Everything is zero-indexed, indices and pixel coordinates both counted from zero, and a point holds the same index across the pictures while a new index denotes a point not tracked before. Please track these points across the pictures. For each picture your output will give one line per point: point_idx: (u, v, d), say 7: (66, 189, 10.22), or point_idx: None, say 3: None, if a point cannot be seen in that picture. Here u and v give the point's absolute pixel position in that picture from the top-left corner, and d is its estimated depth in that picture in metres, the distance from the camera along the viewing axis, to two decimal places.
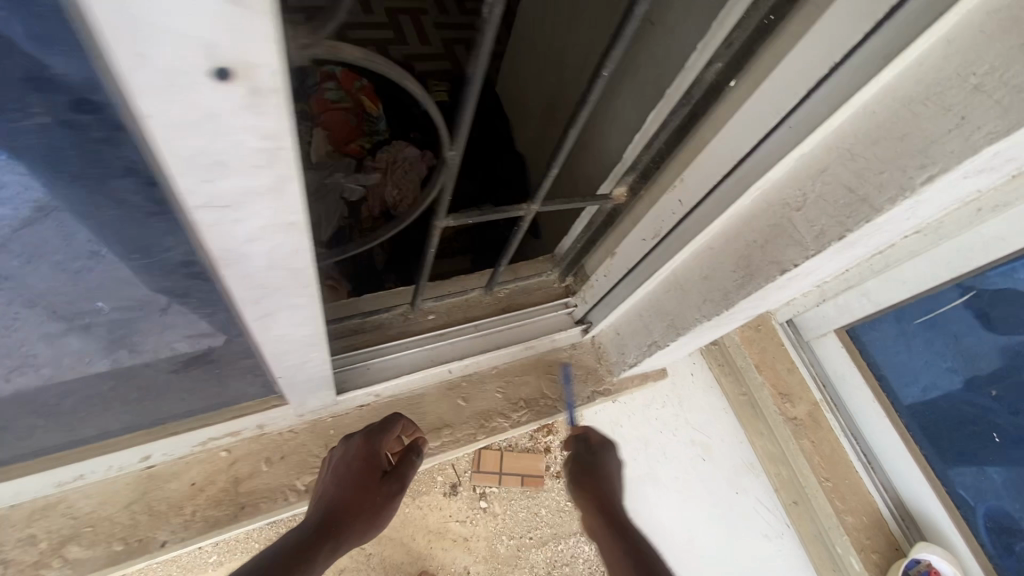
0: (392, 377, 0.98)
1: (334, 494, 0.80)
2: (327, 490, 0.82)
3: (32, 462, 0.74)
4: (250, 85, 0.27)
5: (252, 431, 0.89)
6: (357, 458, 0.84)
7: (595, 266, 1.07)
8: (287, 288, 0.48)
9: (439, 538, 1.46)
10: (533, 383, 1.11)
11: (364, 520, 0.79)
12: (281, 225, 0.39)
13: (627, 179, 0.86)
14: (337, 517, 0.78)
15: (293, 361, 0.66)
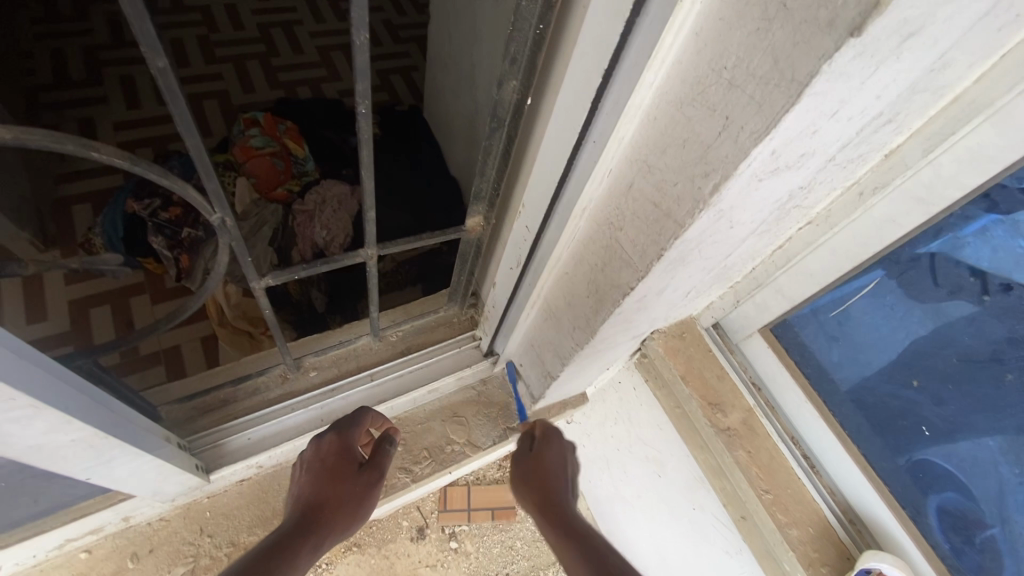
0: (273, 445, 0.91)
1: (313, 489, 0.77)
2: (303, 490, 0.77)
3: None
4: None
5: (116, 526, 0.82)
6: (332, 455, 0.81)
7: (488, 296, 1.00)
8: None
9: None
10: (438, 429, 1.05)
11: (350, 510, 0.76)
12: None
13: (479, 209, 0.80)
14: (322, 511, 0.74)
15: (90, 462, 0.60)
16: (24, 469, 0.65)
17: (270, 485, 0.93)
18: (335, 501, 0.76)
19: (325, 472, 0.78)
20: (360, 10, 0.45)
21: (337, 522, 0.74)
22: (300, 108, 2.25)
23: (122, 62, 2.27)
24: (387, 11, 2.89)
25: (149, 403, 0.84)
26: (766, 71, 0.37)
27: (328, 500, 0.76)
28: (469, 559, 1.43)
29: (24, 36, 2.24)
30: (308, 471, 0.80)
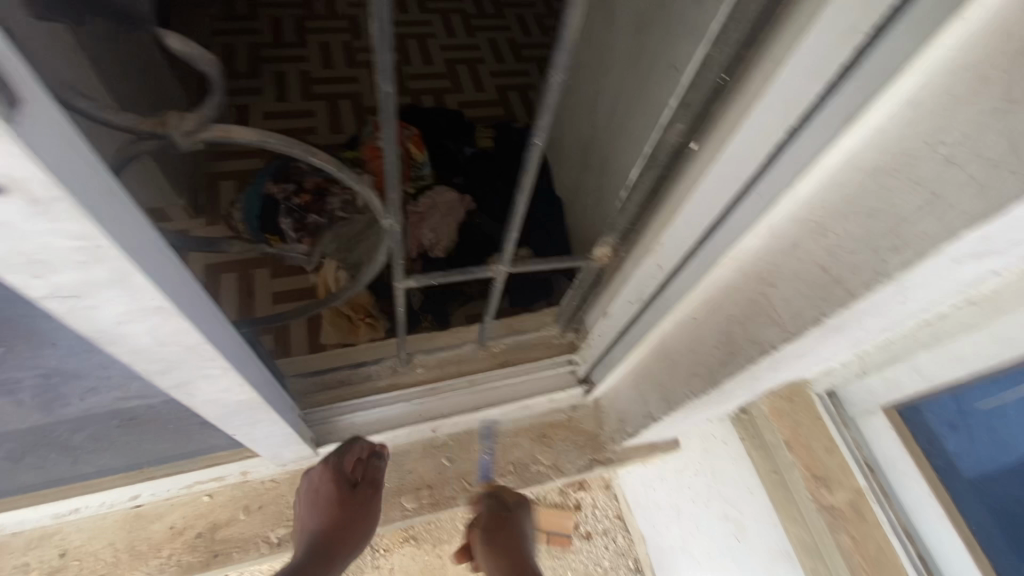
0: (378, 430, 0.97)
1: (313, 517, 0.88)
2: (306, 519, 0.88)
3: (37, 493, 0.81)
4: (36, 198, 0.28)
5: (236, 478, 0.91)
6: (321, 484, 0.88)
7: (593, 324, 1.00)
8: (183, 361, 0.48)
9: None
10: (526, 446, 1.05)
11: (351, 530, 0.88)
12: (145, 309, 0.39)
13: (609, 240, 0.80)
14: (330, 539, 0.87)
15: (243, 420, 0.67)
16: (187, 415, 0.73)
17: None
18: (334, 529, 0.87)
19: (321, 502, 0.87)
20: (560, 54, 0.48)
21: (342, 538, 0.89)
22: (425, 115, 2.40)
23: (279, 60, 2.55)
24: (513, 30, 3.00)
25: (281, 372, 0.93)
26: (996, 154, 0.36)
27: (331, 525, 0.87)
28: None
29: (205, 32, 2.58)
30: (307, 498, 0.89)
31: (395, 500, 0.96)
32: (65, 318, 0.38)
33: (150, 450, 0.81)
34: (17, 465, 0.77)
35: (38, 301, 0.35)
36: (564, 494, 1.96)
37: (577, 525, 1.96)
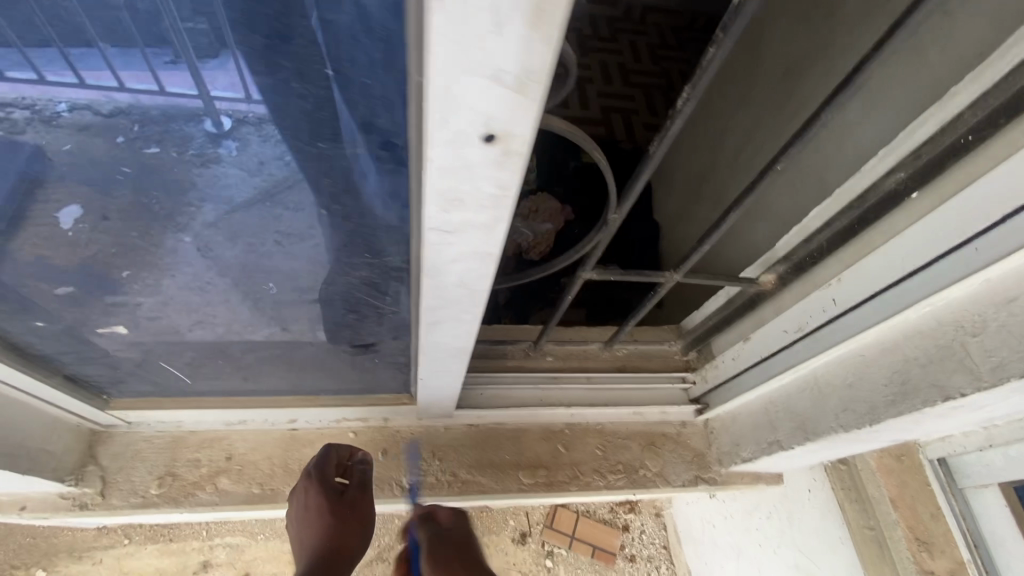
0: (506, 406, 1.04)
1: (317, 535, 0.83)
2: (308, 538, 0.83)
3: (220, 399, 0.90)
4: (507, 146, 0.35)
5: (377, 422, 1.01)
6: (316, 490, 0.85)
7: (723, 347, 1.05)
8: (459, 302, 0.57)
9: None
10: (635, 451, 1.09)
11: (356, 538, 0.83)
12: (479, 252, 0.47)
13: (778, 268, 0.88)
14: (340, 550, 0.82)
15: (439, 366, 0.75)
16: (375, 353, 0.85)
17: (491, 438, 1.05)
18: (341, 538, 0.82)
19: (316, 512, 0.83)
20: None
21: (351, 549, 0.83)
22: None
23: None
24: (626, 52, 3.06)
25: None
26: None
27: (331, 535, 0.82)
28: None
29: None
30: (301, 518, 0.85)
31: (514, 474, 1.02)
32: (423, 246, 0.46)
33: (324, 381, 0.92)
34: (201, 370, 0.86)
35: (422, 229, 0.44)
36: (614, 511, 1.99)
37: (623, 545, 1.97)
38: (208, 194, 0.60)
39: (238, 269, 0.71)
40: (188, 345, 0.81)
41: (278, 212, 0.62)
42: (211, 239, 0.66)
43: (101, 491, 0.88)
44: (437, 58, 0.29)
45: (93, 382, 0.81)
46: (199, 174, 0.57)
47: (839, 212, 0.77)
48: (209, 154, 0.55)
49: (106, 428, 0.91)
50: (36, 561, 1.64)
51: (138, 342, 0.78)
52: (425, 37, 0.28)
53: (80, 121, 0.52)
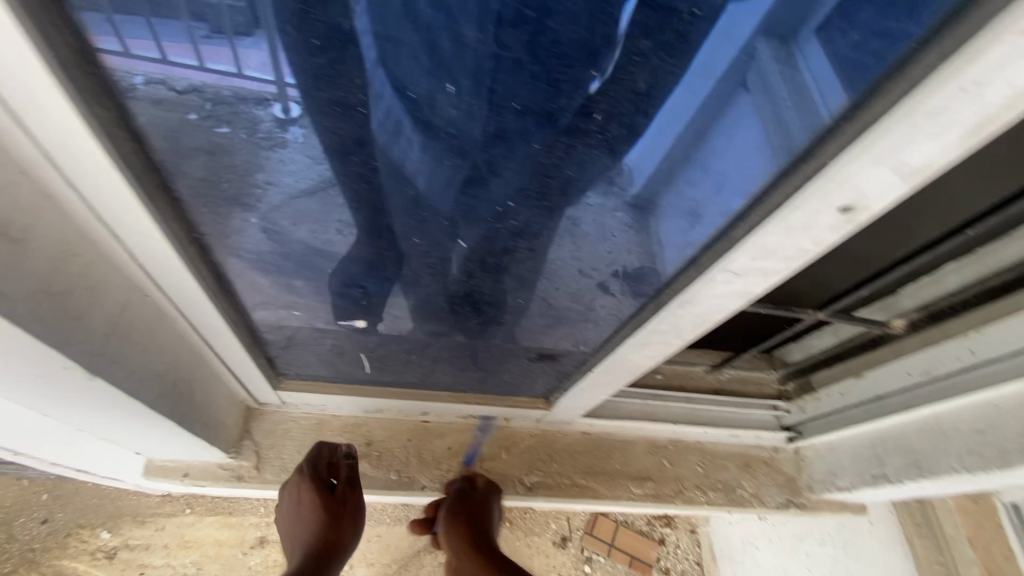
0: (618, 419, 1.08)
1: (313, 531, 0.83)
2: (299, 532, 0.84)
3: (377, 389, 0.91)
4: (853, 216, 0.41)
5: (499, 421, 1.06)
6: (306, 486, 0.86)
7: (828, 382, 1.11)
8: (682, 330, 0.62)
9: None
10: (733, 471, 1.14)
11: (349, 531, 0.85)
12: (744, 293, 0.53)
13: (908, 314, 0.95)
14: (333, 547, 0.82)
15: (606, 383, 0.80)
16: (545, 363, 0.83)
17: (602, 446, 1.10)
18: (335, 532, 0.83)
19: (309, 506, 0.84)
20: None
21: (344, 543, 0.84)
22: None
23: None
24: None
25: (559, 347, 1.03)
26: None
27: (325, 528, 0.83)
28: None
29: None
30: (293, 512, 0.86)
31: (624, 482, 1.08)
32: (643, 253, 0.56)
33: (473, 384, 0.92)
34: (347, 359, 0.82)
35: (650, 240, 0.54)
36: (652, 523, 1.78)
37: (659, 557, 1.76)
38: (262, 183, 0.46)
39: (301, 254, 0.58)
40: (327, 333, 0.75)
41: (354, 211, 0.53)
42: (280, 220, 0.51)
43: (256, 466, 0.93)
44: (733, 108, 0.39)
45: (278, 366, 0.84)
46: (260, 168, 0.45)
47: (986, 271, 0.84)
48: (292, 146, 0.43)
49: (259, 406, 0.96)
50: (101, 522, 1.42)
51: (280, 327, 0.71)
52: (739, 96, 0.38)
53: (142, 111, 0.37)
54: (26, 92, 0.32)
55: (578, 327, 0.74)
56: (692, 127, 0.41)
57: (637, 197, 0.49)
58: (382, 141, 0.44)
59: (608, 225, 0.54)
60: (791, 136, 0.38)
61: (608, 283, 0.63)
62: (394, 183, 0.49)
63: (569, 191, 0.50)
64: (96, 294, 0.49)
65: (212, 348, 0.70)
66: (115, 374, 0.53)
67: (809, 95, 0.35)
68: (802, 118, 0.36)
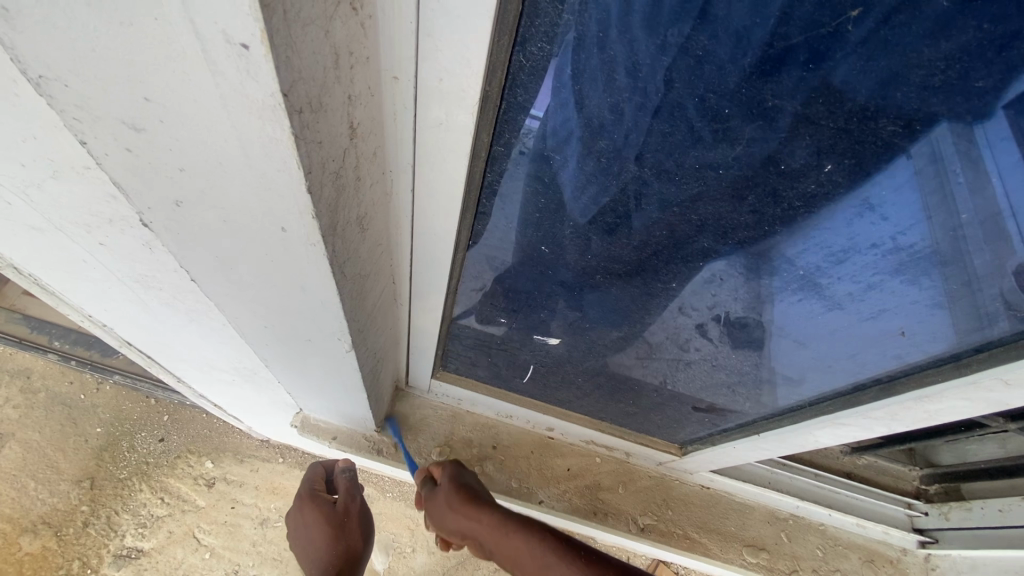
0: (742, 479, 1.05)
1: (322, 552, 0.86)
2: (311, 551, 0.87)
3: (523, 398, 0.94)
4: None
5: (620, 454, 1.06)
6: (312, 511, 0.88)
7: (984, 494, 1.01)
8: (897, 422, 0.59)
9: None
10: (854, 563, 1.07)
11: (360, 540, 0.88)
12: (1000, 403, 0.50)
13: None
14: (348, 556, 0.87)
15: (768, 449, 0.78)
16: (705, 414, 0.82)
17: (718, 503, 1.07)
18: (345, 545, 0.87)
19: (315, 528, 0.87)
20: None
21: (356, 552, 0.88)
22: None
23: None
24: None
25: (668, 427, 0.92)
26: None
27: (337, 545, 0.86)
28: None
29: None
30: (302, 532, 0.89)
31: (737, 546, 1.04)
32: (751, 300, 0.56)
33: (618, 416, 0.92)
34: (509, 368, 0.85)
35: (848, 316, 0.52)
36: None
37: None
38: (495, 180, 0.45)
39: (438, 262, 0.54)
40: (496, 339, 0.76)
41: (523, 228, 0.51)
42: (438, 225, 0.49)
43: (394, 444, 0.99)
44: (886, 176, 0.37)
45: (444, 360, 0.88)
46: (518, 182, 0.45)
47: None
48: (559, 161, 0.42)
49: (406, 388, 1.02)
50: (207, 452, 1.47)
51: (467, 325, 0.73)
52: (897, 171, 0.37)
53: (504, 130, 0.39)
54: (445, 111, 0.36)
55: (728, 381, 0.73)
56: (841, 202, 0.40)
57: (751, 251, 0.48)
58: (557, 156, 0.42)
59: (724, 283, 0.54)
60: (958, 215, 0.39)
61: (707, 325, 0.63)
62: (655, 240, 0.48)
63: (755, 238, 0.46)
64: (379, 279, 0.53)
65: (410, 333, 0.75)
66: (361, 348, 0.58)
67: (986, 175, 0.36)
68: (970, 185, 0.37)
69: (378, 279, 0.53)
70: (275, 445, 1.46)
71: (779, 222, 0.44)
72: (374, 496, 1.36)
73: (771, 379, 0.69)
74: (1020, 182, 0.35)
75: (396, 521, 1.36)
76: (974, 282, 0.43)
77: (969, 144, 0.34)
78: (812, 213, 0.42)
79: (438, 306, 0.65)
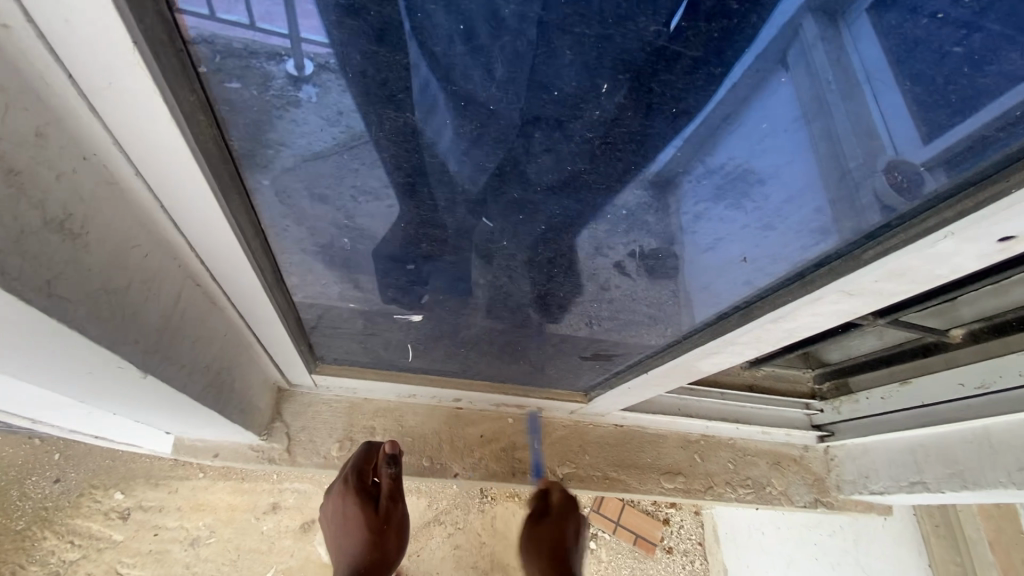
0: (650, 412, 1.06)
1: (357, 539, 0.89)
2: (347, 536, 0.90)
3: (415, 375, 0.88)
4: (1011, 246, 0.37)
5: (532, 411, 1.04)
6: (352, 509, 0.88)
7: (867, 385, 1.07)
8: (763, 342, 0.58)
9: None
10: (763, 467, 1.14)
11: (393, 539, 0.90)
12: (848, 313, 0.49)
13: (971, 326, 0.90)
14: (379, 555, 0.89)
15: (659, 384, 0.77)
16: (596, 362, 0.80)
17: (633, 438, 1.08)
18: (379, 545, 0.89)
19: (356, 521, 0.88)
20: None
21: (388, 549, 0.90)
22: None
23: None
24: None
25: (572, 378, 0.89)
26: None
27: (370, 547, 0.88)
28: (598, 564, 1.61)
29: None
30: (339, 518, 0.90)
31: (654, 476, 1.07)
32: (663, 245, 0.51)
33: (516, 375, 0.89)
34: (390, 348, 0.79)
35: (692, 248, 0.51)
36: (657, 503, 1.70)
37: (662, 537, 1.67)
38: (268, 145, 0.38)
39: (221, 252, 0.46)
40: (358, 321, 0.69)
41: (366, 200, 0.45)
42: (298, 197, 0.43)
43: (287, 448, 0.91)
44: (764, 92, 0.34)
45: (317, 352, 0.80)
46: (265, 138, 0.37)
47: None
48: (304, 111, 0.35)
49: (289, 387, 0.93)
50: (114, 483, 1.39)
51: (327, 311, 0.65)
52: (774, 78, 0.33)
53: (215, 86, 0.33)
54: (106, 69, 0.28)
55: (610, 326, 0.70)
56: (716, 117, 0.36)
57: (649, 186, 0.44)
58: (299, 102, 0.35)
59: (613, 228, 0.49)
60: (835, 128, 0.35)
61: (623, 263, 0.55)
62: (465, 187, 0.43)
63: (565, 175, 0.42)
64: (154, 290, 0.44)
65: (257, 334, 0.66)
66: (168, 373, 0.49)
67: (857, 85, 0.32)
68: (845, 105, 0.33)
69: (156, 287, 0.45)
70: None
71: (581, 160, 0.40)
72: None
73: (642, 320, 0.67)
74: (891, 97, 0.32)
75: None
76: (824, 205, 0.40)
77: (824, 45, 0.32)
78: (644, 143, 0.39)
79: (262, 303, 0.56)
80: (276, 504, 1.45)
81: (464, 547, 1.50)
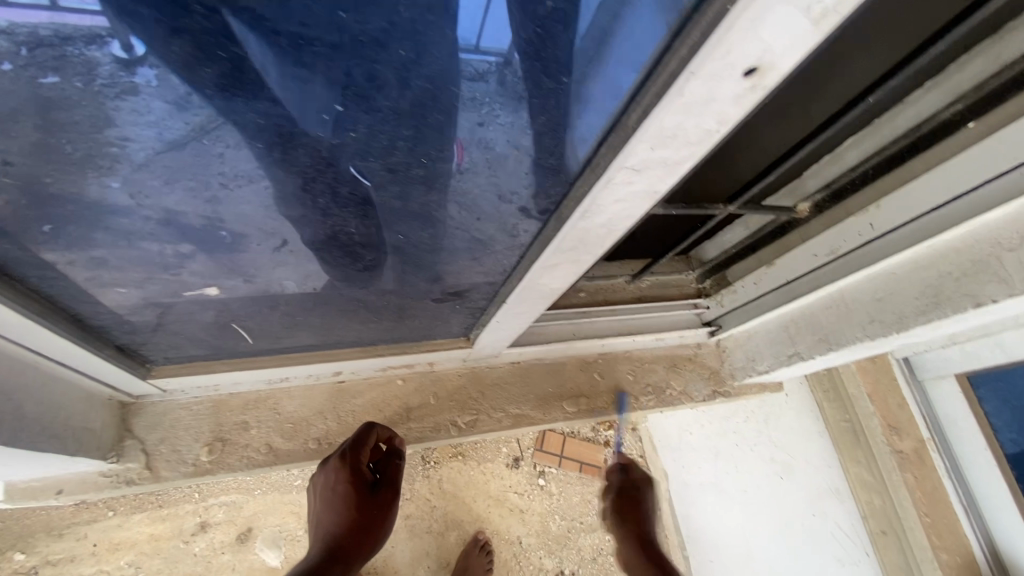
0: (538, 342, 1.04)
1: (338, 517, 0.85)
2: (328, 514, 0.85)
3: (269, 357, 0.80)
4: (758, 79, 0.35)
5: (423, 366, 0.99)
6: (342, 487, 0.84)
7: (742, 274, 1.11)
8: (589, 242, 0.56)
9: (498, 503, 1.47)
10: (661, 372, 1.17)
11: (375, 521, 0.87)
12: (647, 192, 0.47)
13: (813, 198, 0.94)
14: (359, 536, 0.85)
15: (522, 310, 0.74)
16: (454, 301, 0.76)
17: (531, 371, 1.07)
18: (361, 525, 0.85)
19: (342, 498, 0.84)
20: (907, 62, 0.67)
21: (368, 531, 0.86)
22: None
23: None
24: None
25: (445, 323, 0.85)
26: None
27: (352, 529, 0.84)
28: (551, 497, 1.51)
29: None
30: (324, 495, 0.86)
31: (557, 403, 1.06)
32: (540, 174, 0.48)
33: (378, 333, 0.82)
34: (224, 331, 0.71)
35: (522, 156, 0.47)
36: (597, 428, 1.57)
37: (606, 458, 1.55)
38: (117, 140, 0.37)
39: None
40: (157, 308, 0.61)
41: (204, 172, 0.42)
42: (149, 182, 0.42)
43: (147, 465, 0.82)
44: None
45: (141, 353, 0.71)
46: None
47: (886, 142, 0.81)
48: None
49: (135, 399, 0.83)
50: None
51: (139, 304, 0.59)
52: None
53: None
54: None
55: (448, 260, 0.65)
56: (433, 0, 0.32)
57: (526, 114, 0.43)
58: None
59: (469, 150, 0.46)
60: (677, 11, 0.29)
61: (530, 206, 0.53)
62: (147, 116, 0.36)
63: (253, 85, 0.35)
64: None
65: (32, 347, 0.58)
66: None
67: None
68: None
69: None
70: (88, 506, 1.21)
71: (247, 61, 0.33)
72: (241, 500, 1.29)
73: (474, 247, 0.62)
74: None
75: (269, 509, 1.30)
76: (590, 82, 0.37)
77: None
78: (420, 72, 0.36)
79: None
80: (205, 522, 1.26)
81: (414, 516, 1.42)
